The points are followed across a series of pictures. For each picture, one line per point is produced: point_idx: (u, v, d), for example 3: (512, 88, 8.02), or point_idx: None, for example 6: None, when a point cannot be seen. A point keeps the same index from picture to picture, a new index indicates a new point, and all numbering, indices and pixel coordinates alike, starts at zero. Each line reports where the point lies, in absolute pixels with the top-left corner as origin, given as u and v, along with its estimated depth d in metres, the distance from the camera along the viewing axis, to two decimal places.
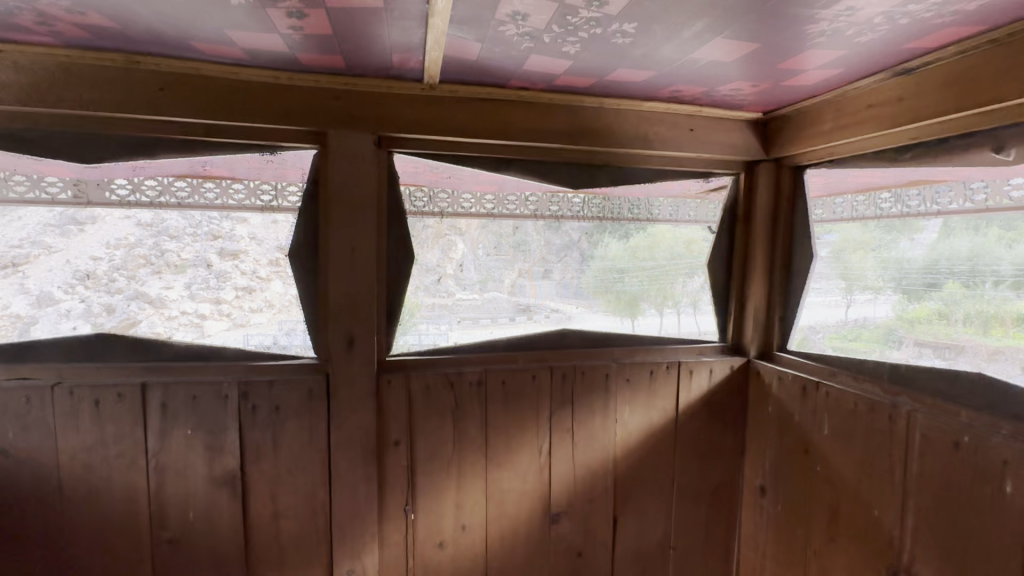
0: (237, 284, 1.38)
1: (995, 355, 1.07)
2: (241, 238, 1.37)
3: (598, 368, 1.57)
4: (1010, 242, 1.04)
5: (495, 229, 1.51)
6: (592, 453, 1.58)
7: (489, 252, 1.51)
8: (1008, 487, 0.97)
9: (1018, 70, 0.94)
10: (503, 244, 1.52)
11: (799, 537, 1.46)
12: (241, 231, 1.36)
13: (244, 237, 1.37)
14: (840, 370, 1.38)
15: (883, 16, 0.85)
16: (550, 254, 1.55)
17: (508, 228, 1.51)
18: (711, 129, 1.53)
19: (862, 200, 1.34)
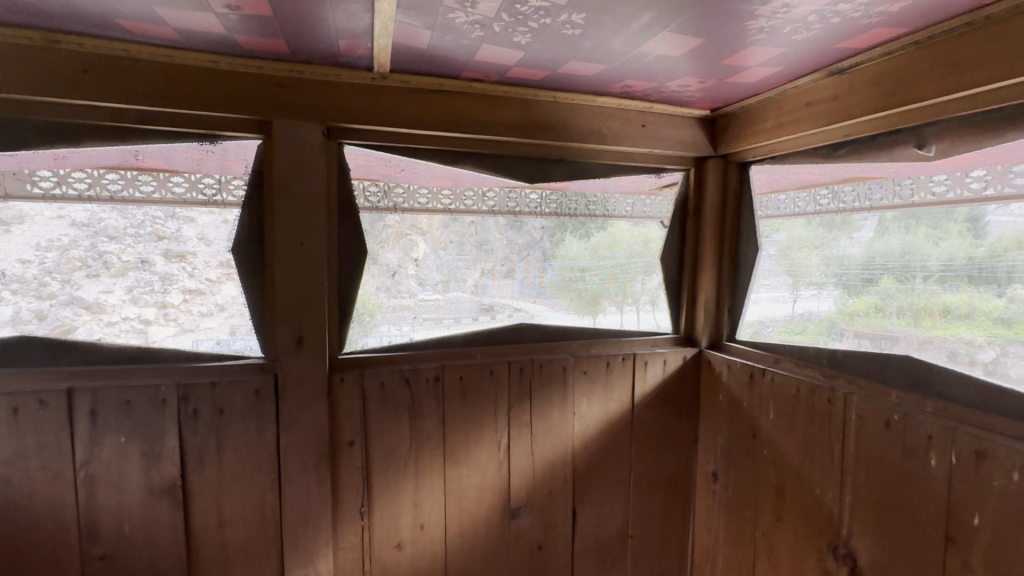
0: (184, 287, 1.32)
1: (926, 343, 1.13)
2: (189, 238, 1.30)
3: (555, 361, 1.58)
4: (938, 239, 1.10)
5: (458, 229, 1.51)
6: (550, 445, 1.59)
7: (450, 252, 1.51)
8: (932, 460, 1.04)
9: (938, 70, 1.01)
10: (465, 243, 1.52)
11: (748, 518, 1.52)
12: (189, 231, 1.30)
13: (192, 237, 1.30)
14: (784, 357, 1.45)
15: (816, 15, 0.89)
16: (513, 254, 1.56)
17: (470, 227, 1.52)
18: (662, 125, 1.57)
19: (803, 196, 1.42)
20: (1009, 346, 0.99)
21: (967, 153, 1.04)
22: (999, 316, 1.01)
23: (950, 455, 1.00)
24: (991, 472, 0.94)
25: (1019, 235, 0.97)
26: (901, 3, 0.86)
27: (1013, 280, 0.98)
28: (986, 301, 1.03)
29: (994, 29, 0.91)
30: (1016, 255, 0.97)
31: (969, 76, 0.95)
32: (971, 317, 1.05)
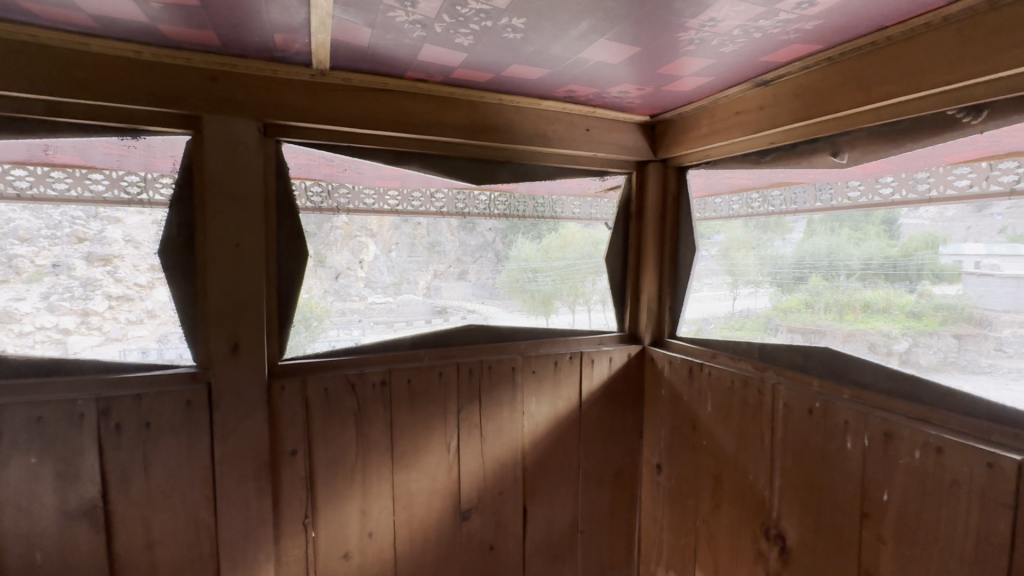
0: (110, 293, 1.23)
1: (849, 336, 1.21)
2: (114, 241, 1.22)
3: (504, 361, 1.59)
4: (857, 240, 1.18)
5: (410, 230, 1.53)
6: (501, 445, 1.59)
7: (402, 254, 1.53)
8: (848, 443, 1.13)
9: (848, 85, 1.10)
10: (417, 245, 1.54)
11: (689, 507, 1.59)
12: (114, 232, 1.22)
13: (117, 239, 1.22)
14: (719, 352, 1.53)
15: (740, 29, 0.95)
16: (465, 255, 1.60)
17: (422, 228, 1.54)
18: (604, 129, 1.62)
19: (737, 199, 1.51)
20: (918, 337, 1.08)
21: (876, 161, 1.12)
22: (910, 309, 1.09)
23: (864, 437, 1.09)
24: (897, 451, 1.03)
25: (928, 236, 1.05)
26: (815, 22, 0.93)
27: (922, 277, 1.06)
28: (897, 296, 1.11)
29: (896, 49, 1.00)
30: (923, 255, 1.06)
31: (876, 90, 1.04)
32: (888, 310, 1.13)
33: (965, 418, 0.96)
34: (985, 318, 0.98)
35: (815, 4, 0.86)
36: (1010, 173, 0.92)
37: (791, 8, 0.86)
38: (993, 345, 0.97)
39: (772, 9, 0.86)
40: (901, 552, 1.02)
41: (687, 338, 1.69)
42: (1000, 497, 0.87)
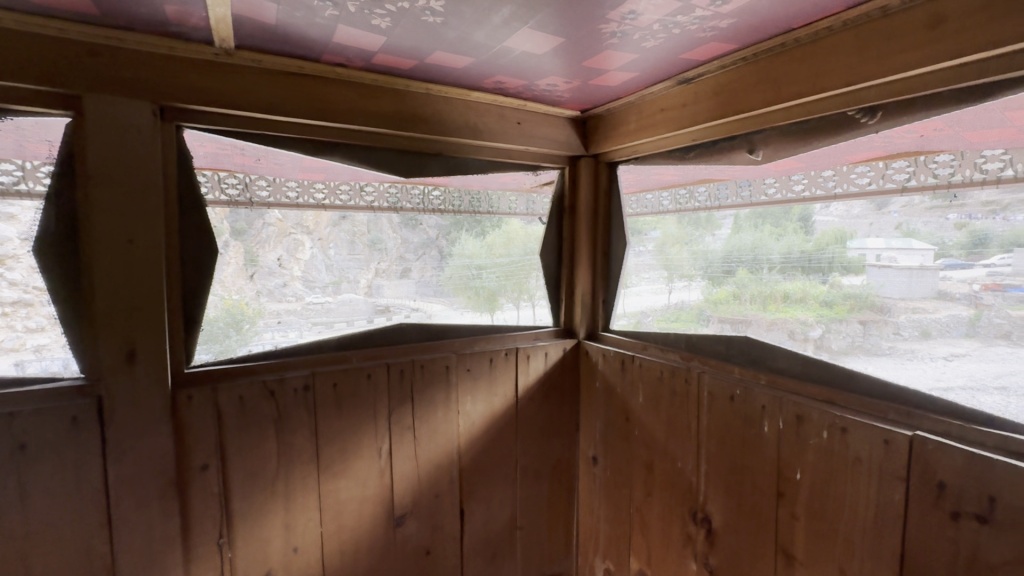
0: (3, 299, 1.08)
1: (771, 325, 1.26)
2: (9, 239, 1.07)
3: (438, 360, 1.54)
4: (777, 235, 1.23)
5: (349, 227, 1.46)
6: (435, 446, 1.55)
7: (341, 251, 1.45)
8: (765, 426, 1.18)
9: (761, 84, 1.14)
10: (357, 242, 1.47)
11: (624, 495, 1.62)
12: (8, 230, 1.07)
13: (12, 237, 1.08)
14: (650, 343, 1.56)
15: (660, 24, 0.96)
16: (408, 253, 1.55)
17: (363, 225, 1.47)
18: (536, 123, 1.61)
19: (665, 195, 1.55)
20: (831, 324, 1.13)
21: (786, 159, 1.18)
22: (823, 299, 1.14)
23: (778, 421, 1.15)
24: (808, 433, 1.09)
25: (838, 231, 1.11)
26: (729, 20, 0.96)
27: (833, 269, 1.12)
28: (812, 287, 1.16)
29: (802, 51, 1.06)
30: (834, 249, 1.12)
31: (786, 90, 1.09)
32: (804, 300, 1.18)
33: (865, 398, 1.03)
34: (884, 305, 1.04)
35: (728, 3, 0.88)
36: (902, 172, 0.97)
37: (705, 4, 0.88)
38: (892, 329, 1.03)
39: (688, 4, 0.88)
40: (812, 526, 1.09)
41: (625, 330, 1.70)
42: (895, 471, 0.94)
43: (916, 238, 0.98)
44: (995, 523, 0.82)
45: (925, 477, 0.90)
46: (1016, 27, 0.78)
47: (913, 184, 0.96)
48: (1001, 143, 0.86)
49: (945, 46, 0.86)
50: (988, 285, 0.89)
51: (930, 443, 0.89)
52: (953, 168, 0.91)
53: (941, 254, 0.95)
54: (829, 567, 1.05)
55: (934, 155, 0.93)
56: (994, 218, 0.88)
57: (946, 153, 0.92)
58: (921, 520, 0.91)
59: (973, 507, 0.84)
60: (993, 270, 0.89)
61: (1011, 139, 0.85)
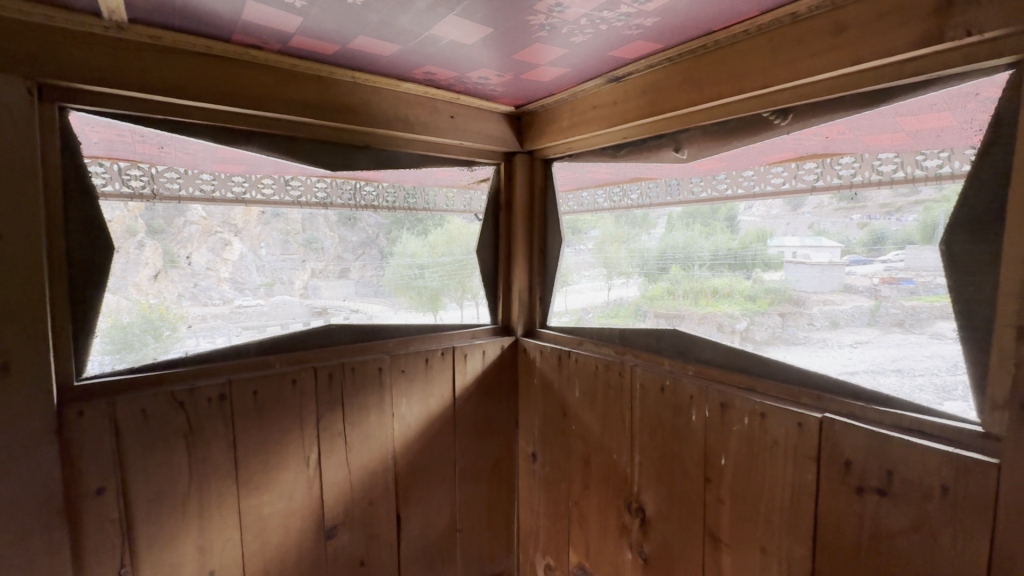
0: None
1: (703, 318, 1.29)
2: None
3: (370, 362, 1.47)
4: (707, 233, 1.26)
5: (282, 225, 1.37)
6: (369, 452, 1.48)
7: (274, 251, 1.37)
8: (693, 415, 1.23)
9: (684, 85, 1.18)
10: (291, 242, 1.39)
11: (562, 491, 1.63)
12: None
13: None
14: (586, 339, 1.58)
15: (587, 19, 0.96)
16: (346, 252, 1.48)
17: (297, 223, 1.39)
18: (470, 117, 1.58)
19: (601, 193, 1.56)
20: (754, 316, 1.18)
21: (709, 158, 1.23)
22: (748, 293, 1.19)
23: (705, 409, 1.20)
24: (731, 419, 1.14)
25: (759, 230, 1.15)
26: (653, 19, 0.97)
27: (756, 265, 1.17)
28: (738, 282, 1.20)
29: (721, 53, 1.10)
30: (756, 247, 1.16)
31: (707, 91, 1.14)
32: (730, 295, 1.22)
33: (781, 385, 1.09)
34: (801, 298, 1.09)
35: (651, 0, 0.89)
36: (811, 173, 1.04)
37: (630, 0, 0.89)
38: (807, 320, 1.08)
39: None
40: (736, 508, 1.14)
41: (567, 327, 1.68)
42: (808, 452, 1.00)
43: (825, 237, 1.04)
44: (892, 495, 0.89)
45: (833, 456, 0.96)
46: (905, 36, 0.84)
47: (821, 183, 1.02)
48: (893, 148, 0.92)
49: (845, 52, 0.92)
50: (886, 278, 0.96)
51: (838, 424, 0.96)
52: (854, 169, 0.97)
53: (846, 251, 1.01)
54: (752, 547, 1.11)
55: (838, 158, 0.99)
56: (890, 218, 0.94)
57: (848, 156, 0.98)
58: (830, 496, 0.97)
59: (874, 482, 0.91)
60: (890, 265, 0.95)
61: (902, 143, 0.91)
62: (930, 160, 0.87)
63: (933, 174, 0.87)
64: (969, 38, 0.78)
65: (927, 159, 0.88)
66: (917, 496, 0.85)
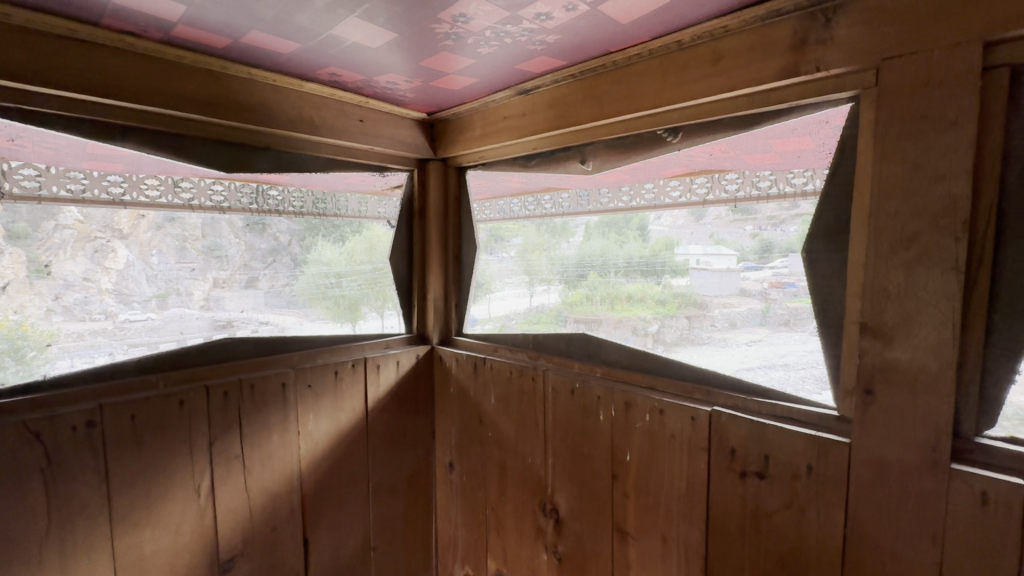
0: None
1: (618, 323, 1.33)
2: None
3: (273, 377, 1.38)
4: (621, 242, 1.32)
5: (177, 230, 1.27)
6: (271, 475, 1.38)
7: (167, 259, 1.26)
8: (600, 415, 1.28)
9: (587, 100, 1.25)
10: (189, 248, 1.29)
11: (480, 498, 1.63)
12: None
13: None
14: (500, 345, 1.60)
15: (491, 31, 0.98)
16: (253, 260, 1.41)
17: (195, 228, 1.30)
18: (380, 122, 1.54)
19: (516, 202, 1.59)
20: (664, 319, 1.24)
21: (613, 170, 1.30)
22: (658, 298, 1.25)
23: (611, 408, 1.26)
24: (634, 417, 1.21)
25: (667, 239, 1.22)
26: (555, 36, 1.02)
27: (665, 272, 1.23)
28: (649, 288, 1.26)
29: (619, 73, 1.17)
30: (665, 255, 1.22)
31: (608, 107, 1.20)
32: (643, 299, 1.28)
33: (678, 382, 1.18)
34: (704, 301, 1.17)
35: (552, 18, 0.93)
36: (703, 187, 1.13)
37: (532, 17, 0.92)
38: (709, 322, 1.16)
39: (515, 14, 0.91)
40: (640, 502, 1.20)
41: (490, 334, 1.66)
42: (700, 443, 1.09)
43: (724, 246, 1.12)
44: (768, 477, 0.98)
45: (721, 445, 1.05)
46: (770, 69, 0.95)
47: (711, 197, 1.12)
48: (767, 165, 1.04)
49: (723, 80, 1.02)
50: (774, 283, 1.04)
51: (724, 415, 1.04)
52: (738, 185, 1.08)
53: (741, 258, 1.09)
54: (654, 537, 1.17)
55: (724, 174, 1.10)
56: (776, 229, 1.03)
57: (732, 172, 1.08)
58: (719, 483, 1.06)
59: (755, 467, 1.00)
60: (777, 271, 1.04)
61: (773, 162, 1.03)
62: (797, 178, 0.99)
63: (800, 190, 0.99)
64: (819, 73, 0.90)
65: (796, 177, 1.00)
66: (789, 476, 0.96)
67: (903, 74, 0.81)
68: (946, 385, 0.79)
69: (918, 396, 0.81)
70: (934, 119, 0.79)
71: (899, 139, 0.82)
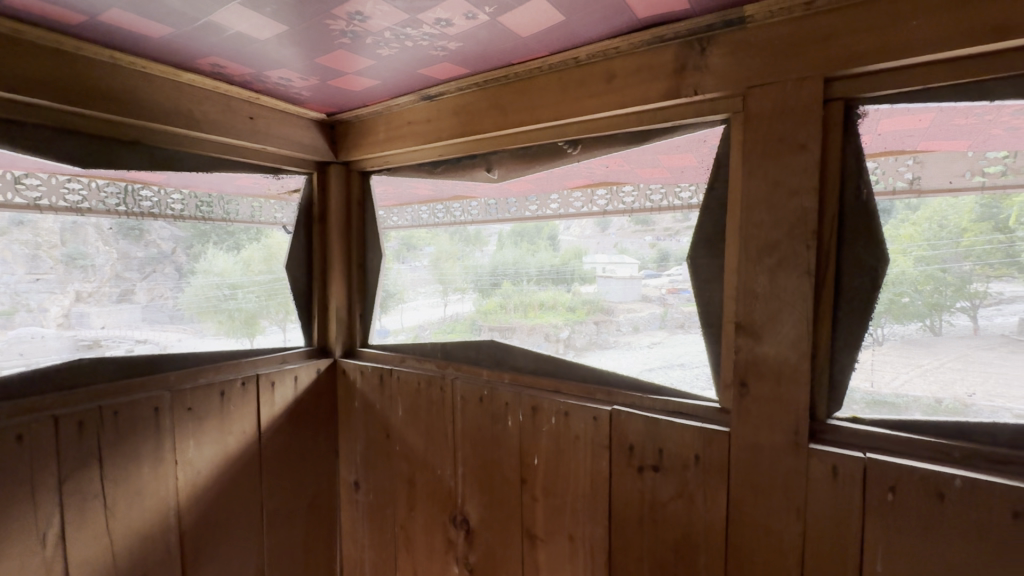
0: None
1: (531, 330, 1.34)
2: None
3: (145, 401, 1.21)
4: (533, 252, 1.34)
5: (28, 236, 1.09)
6: (141, 512, 1.21)
7: (15, 269, 1.08)
8: (509, 421, 1.29)
9: (491, 109, 1.26)
10: (43, 256, 1.12)
11: (388, 517, 1.56)
12: None
13: None
14: (407, 355, 1.56)
15: (390, 33, 0.96)
16: (128, 270, 1.25)
17: (52, 234, 1.13)
18: (274, 120, 1.44)
19: (426, 210, 1.55)
20: (574, 325, 1.27)
21: (519, 179, 1.33)
22: (568, 305, 1.28)
23: (519, 414, 1.27)
24: (541, 420, 1.23)
25: (576, 249, 1.26)
26: (456, 43, 1.02)
27: (574, 279, 1.27)
28: (560, 295, 1.29)
29: (521, 84, 1.21)
30: (574, 263, 1.27)
31: (511, 117, 1.23)
32: (554, 306, 1.31)
33: (581, 385, 1.22)
34: (610, 307, 1.22)
35: (452, 25, 0.93)
36: (603, 198, 1.20)
37: (431, 21, 0.92)
38: (615, 326, 1.21)
39: (415, 17, 0.90)
40: (548, 504, 1.22)
41: (405, 346, 1.58)
42: (602, 441, 1.13)
43: (627, 255, 1.18)
44: (663, 469, 1.05)
45: (621, 442, 1.10)
46: (656, 89, 1.03)
47: (611, 208, 1.19)
48: (658, 180, 1.12)
49: (616, 97, 1.08)
50: (670, 289, 1.11)
51: (622, 413, 1.10)
52: (634, 197, 1.15)
53: (642, 266, 1.15)
54: (561, 537, 1.20)
55: (622, 187, 1.17)
56: (671, 239, 1.10)
57: (628, 185, 1.16)
58: (620, 479, 1.11)
59: (651, 460, 1.06)
60: (674, 278, 1.10)
61: (663, 176, 1.11)
62: (684, 192, 1.08)
63: (687, 203, 1.08)
64: (697, 96, 1.00)
65: (682, 191, 1.08)
66: (680, 465, 1.02)
67: (764, 100, 0.92)
68: (804, 374, 0.90)
69: (782, 386, 0.92)
70: (788, 141, 0.90)
71: (762, 157, 0.93)
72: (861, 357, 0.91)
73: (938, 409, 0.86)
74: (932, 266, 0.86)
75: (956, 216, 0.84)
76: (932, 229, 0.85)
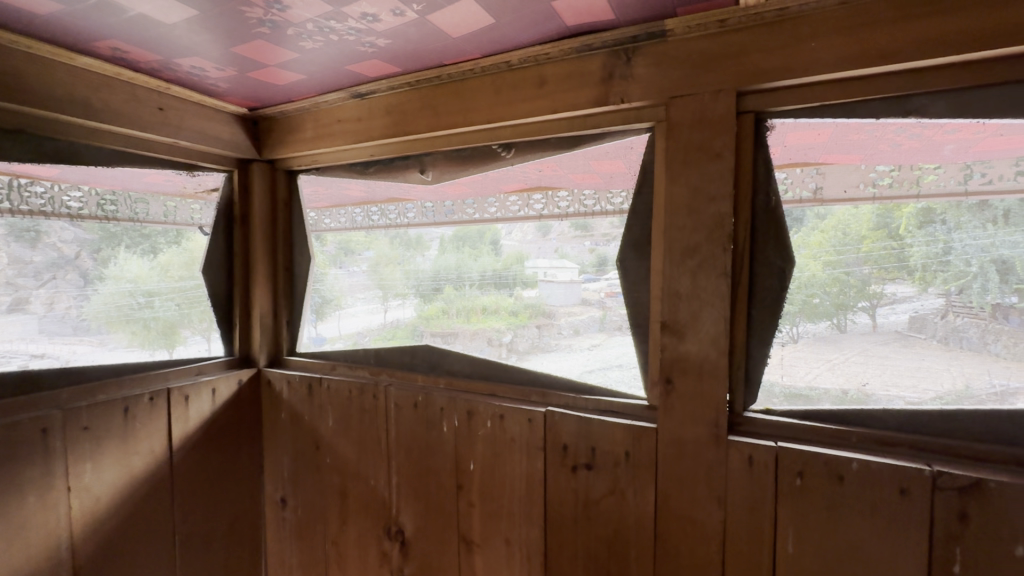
0: None
1: (473, 335, 1.32)
2: None
3: (33, 421, 1.08)
4: (474, 256, 1.31)
5: None
6: (24, 550, 1.07)
7: None
8: (444, 426, 1.27)
9: (424, 109, 1.24)
10: None
11: (318, 534, 1.48)
12: None
13: None
14: (338, 362, 1.49)
15: (313, 24, 0.92)
16: (22, 276, 1.13)
17: None
18: (187, 112, 1.33)
19: (359, 213, 1.49)
20: (517, 329, 1.26)
21: (454, 182, 1.32)
22: (510, 309, 1.27)
23: (454, 419, 1.25)
24: (478, 424, 1.22)
25: (518, 253, 1.25)
26: (384, 40, 0.99)
27: (516, 284, 1.26)
28: (502, 300, 1.28)
29: (454, 85, 1.20)
30: (516, 268, 1.26)
31: (444, 118, 1.21)
32: (495, 311, 1.29)
33: (516, 388, 1.22)
34: (551, 311, 1.22)
35: (379, 20, 0.91)
36: (539, 202, 1.21)
37: (356, 15, 0.89)
38: (556, 330, 1.21)
39: (339, 10, 0.87)
40: (485, 509, 1.21)
41: (343, 353, 1.50)
42: (537, 443, 1.14)
43: (567, 259, 1.19)
44: (596, 468, 1.07)
45: (555, 443, 1.11)
46: (585, 96, 1.06)
47: (547, 212, 1.20)
48: (590, 185, 1.15)
49: (547, 102, 1.10)
50: (609, 292, 1.13)
51: (556, 415, 1.11)
52: (569, 202, 1.17)
53: (582, 271, 1.17)
54: (498, 541, 1.19)
55: (557, 192, 1.18)
56: (610, 244, 1.13)
57: (563, 190, 1.18)
58: (555, 480, 1.12)
59: (583, 459, 1.08)
60: (612, 282, 1.13)
61: (595, 181, 1.14)
62: (617, 198, 1.11)
63: (619, 209, 1.11)
64: (624, 104, 1.03)
65: (614, 196, 1.12)
66: (612, 463, 1.05)
67: (684, 110, 0.97)
68: (722, 370, 0.95)
69: (704, 381, 0.96)
70: (706, 149, 0.95)
71: (683, 164, 0.97)
72: (772, 353, 0.98)
73: (844, 399, 0.94)
74: (838, 270, 0.94)
75: (857, 224, 0.92)
76: (837, 236, 0.93)
